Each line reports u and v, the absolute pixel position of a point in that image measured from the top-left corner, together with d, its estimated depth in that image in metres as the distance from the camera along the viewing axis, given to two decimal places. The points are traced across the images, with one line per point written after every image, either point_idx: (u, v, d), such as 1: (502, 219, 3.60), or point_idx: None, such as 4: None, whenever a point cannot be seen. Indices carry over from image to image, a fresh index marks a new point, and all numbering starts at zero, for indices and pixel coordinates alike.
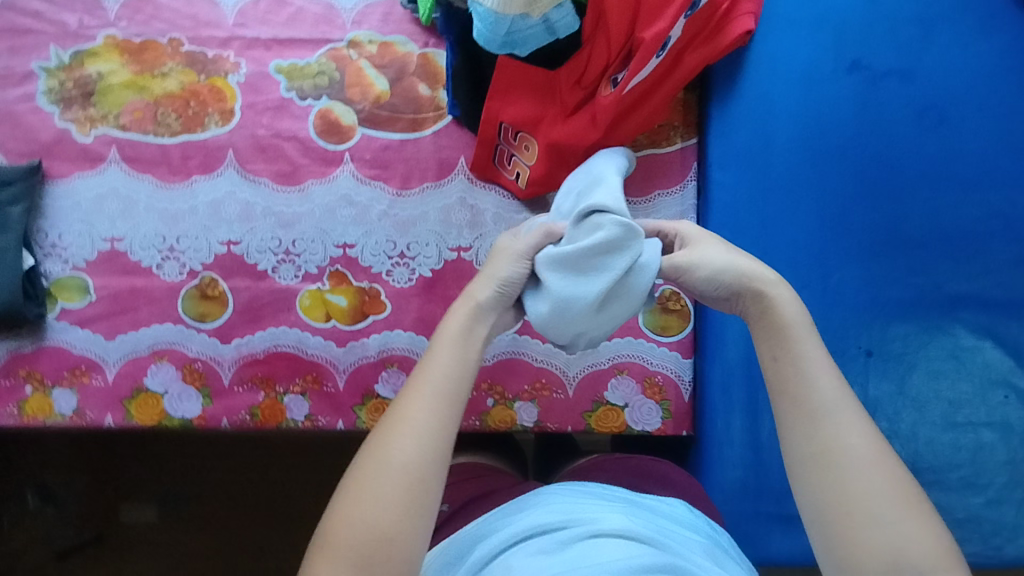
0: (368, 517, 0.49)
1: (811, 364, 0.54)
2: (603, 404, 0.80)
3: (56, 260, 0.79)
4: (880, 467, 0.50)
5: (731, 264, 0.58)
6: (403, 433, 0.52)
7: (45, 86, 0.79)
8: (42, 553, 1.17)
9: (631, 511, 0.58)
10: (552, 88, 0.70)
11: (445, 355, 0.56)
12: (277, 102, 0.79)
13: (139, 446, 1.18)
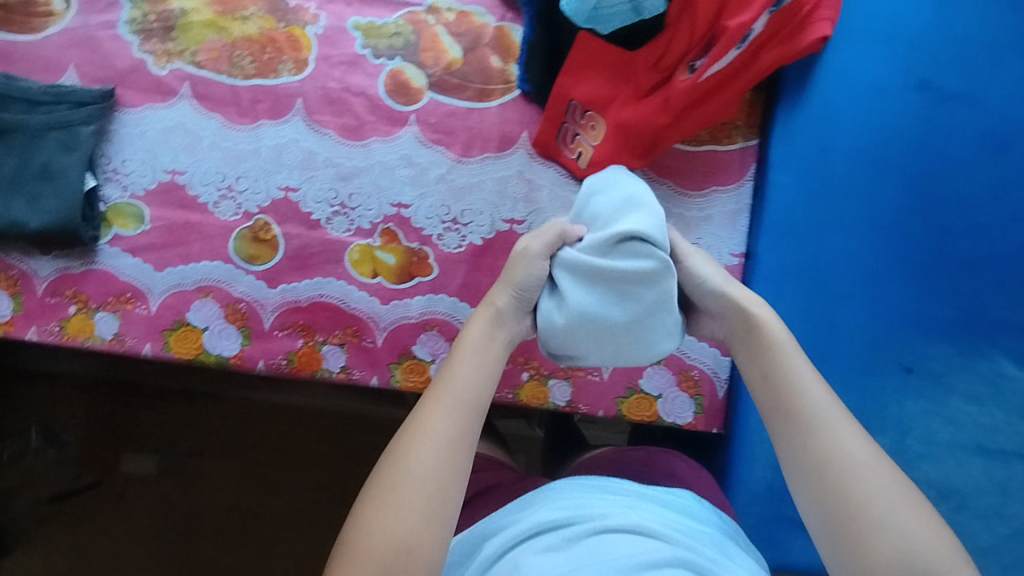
0: (389, 530, 0.49)
1: (803, 375, 0.57)
2: (637, 392, 0.81)
3: (116, 186, 0.80)
4: (878, 473, 0.51)
5: (714, 271, 0.65)
6: (424, 443, 0.53)
7: (128, 17, 0.80)
8: (40, 492, 1.16)
9: (646, 505, 0.59)
10: (628, 70, 0.71)
11: (467, 365, 0.58)
12: (351, 57, 0.80)
13: (147, 396, 1.17)
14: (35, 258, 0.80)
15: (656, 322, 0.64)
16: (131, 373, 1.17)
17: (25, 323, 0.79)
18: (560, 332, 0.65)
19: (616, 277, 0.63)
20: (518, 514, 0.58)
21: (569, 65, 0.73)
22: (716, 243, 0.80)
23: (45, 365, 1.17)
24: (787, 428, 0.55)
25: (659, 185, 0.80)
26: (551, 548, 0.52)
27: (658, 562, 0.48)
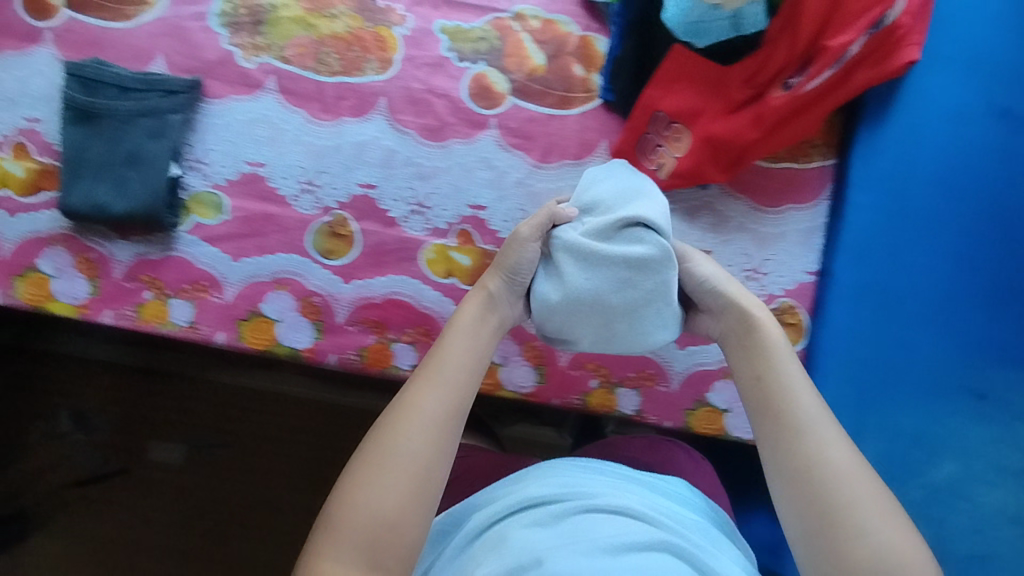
0: (372, 502, 0.53)
1: (787, 376, 0.60)
2: (705, 405, 0.81)
3: (197, 175, 0.80)
4: (855, 475, 0.55)
5: (714, 271, 0.67)
6: (412, 421, 0.57)
7: (219, 9, 0.81)
8: (63, 476, 1.17)
9: (638, 488, 0.62)
10: (720, 83, 0.71)
11: (455, 348, 0.62)
12: (436, 59, 0.81)
13: (177, 382, 1.18)
14: (114, 241, 0.80)
15: (651, 312, 0.68)
16: (160, 358, 1.18)
17: (101, 306, 0.80)
18: (556, 310, 0.68)
19: (616, 261, 0.67)
20: (511, 489, 0.61)
21: (660, 76, 0.73)
22: (789, 260, 0.81)
23: (76, 349, 1.17)
24: (773, 430, 0.58)
25: (734, 200, 0.81)
26: (539, 523, 0.55)
27: (642, 543, 0.52)
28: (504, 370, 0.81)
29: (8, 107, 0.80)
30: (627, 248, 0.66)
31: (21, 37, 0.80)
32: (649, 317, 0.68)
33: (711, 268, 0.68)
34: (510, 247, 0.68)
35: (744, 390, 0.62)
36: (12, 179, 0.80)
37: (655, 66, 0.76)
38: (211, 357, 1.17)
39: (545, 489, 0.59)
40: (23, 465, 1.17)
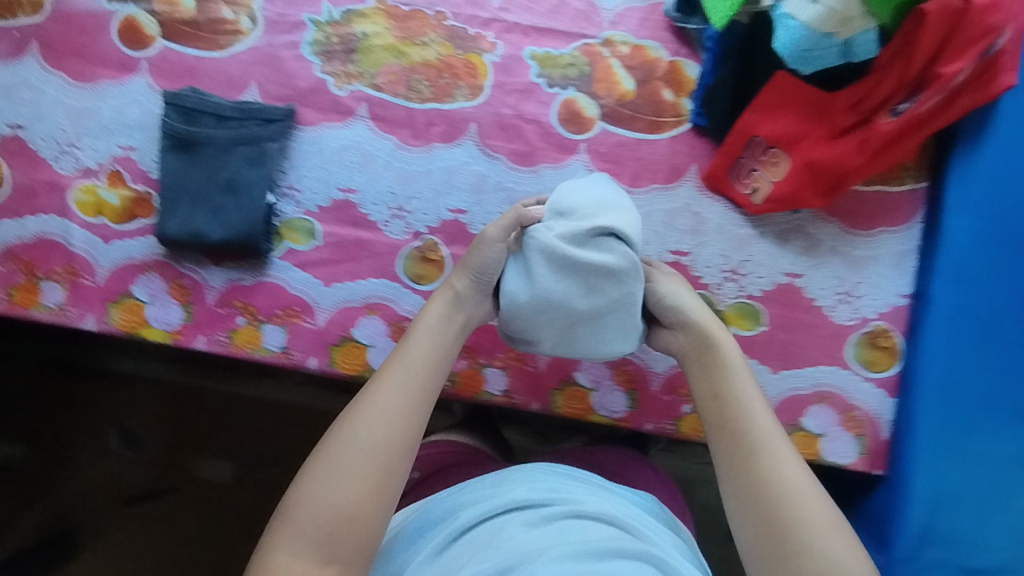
0: (330, 494, 0.56)
1: (741, 391, 0.64)
2: (799, 429, 0.80)
3: (290, 202, 0.81)
4: (802, 486, 0.58)
5: (677, 292, 0.71)
6: (370, 417, 0.60)
7: (312, 38, 0.81)
8: (112, 495, 1.17)
9: (612, 495, 0.65)
10: (823, 108, 0.71)
11: (417, 348, 0.65)
12: (526, 85, 0.81)
13: (226, 402, 1.17)
14: (206, 267, 0.81)
15: (616, 318, 0.71)
16: (208, 377, 1.18)
17: (195, 332, 0.80)
18: (523, 310, 0.70)
19: (586, 268, 0.68)
20: (494, 489, 0.63)
21: (760, 101, 0.74)
22: (882, 283, 0.81)
23: (126, 367, 1.18)
24: (731, 439, 0.62)
25: (825, 223, 0.81)
26: (533, 524, 0.57)
27: (618, 551, 0.54)
28: (595, 396, 0.81)
29: (103, 136, 0.81)
30: (596, 257, 0.68)
31: (116, 67, 0.81)
32: (614, 323, 0.71)
33: (681, 289, 0.71)
34: (483, 241, 0.69)
35: (703, 408, 0.66)
36: (108, 207, 0.81)
37: (754, 91, 0.75)
38: (260, 375, 1.16)
39: (531, 493, 0.62)
40: (71, 483, 1.17)
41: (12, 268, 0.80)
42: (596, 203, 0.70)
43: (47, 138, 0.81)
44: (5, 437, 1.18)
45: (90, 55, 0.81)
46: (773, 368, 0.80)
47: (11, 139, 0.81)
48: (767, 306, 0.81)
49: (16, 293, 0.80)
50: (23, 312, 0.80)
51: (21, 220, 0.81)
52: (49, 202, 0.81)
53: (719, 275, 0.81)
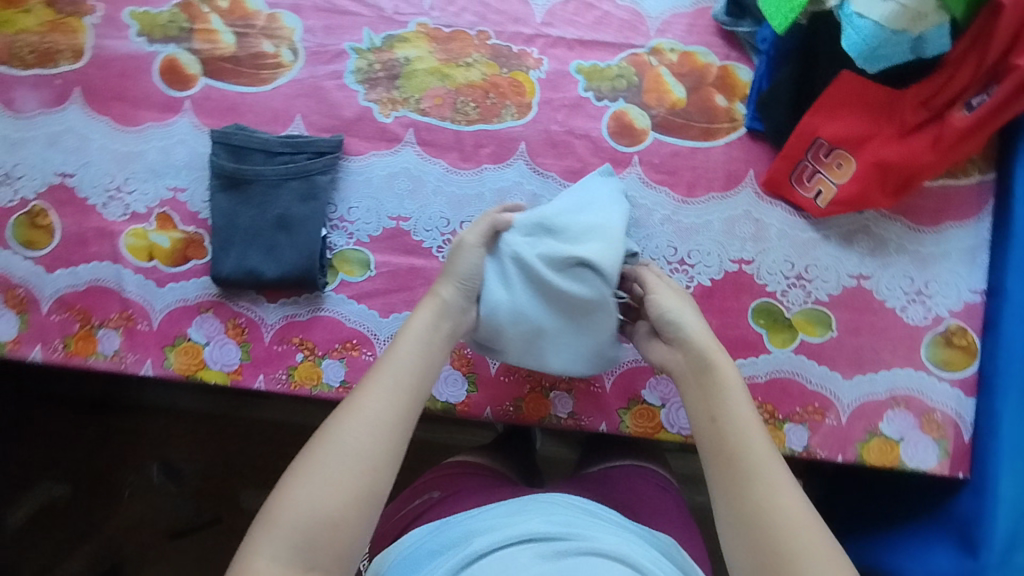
0: (314, 497, 0.54)
1: (738, 404, 0.61)
2: (877, 436, 0.77)
3: (342, 234, 0.80)
4: (799, 512, 0.54)
5: (677, 307, 0.67)
6: (355, 420, 0.57)
7: (355, 66, 0.82)
8: (156, 530, 1.15)
9: (628, 535, 0.62)
10: (890, 107, 0.70)
11: (404, 354, 0.62)
12: (574, 100, 0.80)
13: (268, 429, 1.16)
14: (262, 305, 0.79)
15: (586, 344, 0.72)
16: (247, 406, 1.17)
17: (254, 371, 0.78)
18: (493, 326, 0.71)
19: (557, 294, 0.69)
20: (509, 520, 0.61)
21: (821, 103, 0.72)
22: (954, 280, 0.78)
23: (166, 399, 1.17)
24: (727, 456, 0.58)
25: (890, 222, 0.79)
26: (541, 558, 0.54)
27: None
28: (664, 414, 0.78)
29: (151, 178, 0.81)
30: (568, 286, 0.68)
31: (161, 108, 0.82)
32: (586, 349, 0.72)
33: (685, 307, 0.68)
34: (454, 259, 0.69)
35: (698, 426, 0.62)
36: (159, 250, 0.80)
37: (815, 93, 0.75)
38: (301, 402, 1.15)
39: (545, 526, 0.58)
40: (117, 521, 1.15)
41: (68, 317, 0.79)
42: (580, 228, 0.70)
43: (95, 185, 0.81)
44: (48, 478, 1.15)
45: (133, 98, 0.82)
46: (845, 374, 0.78)
47: (60, 188, 0.81)
48: (835, 311, 0.79)
49: (73, 342, 0.79)
50: (80, 361, 0.79)
51: (74, 269, 0.80)
52: (101, 248, 0.80)
53: (784, 282, 0.79)
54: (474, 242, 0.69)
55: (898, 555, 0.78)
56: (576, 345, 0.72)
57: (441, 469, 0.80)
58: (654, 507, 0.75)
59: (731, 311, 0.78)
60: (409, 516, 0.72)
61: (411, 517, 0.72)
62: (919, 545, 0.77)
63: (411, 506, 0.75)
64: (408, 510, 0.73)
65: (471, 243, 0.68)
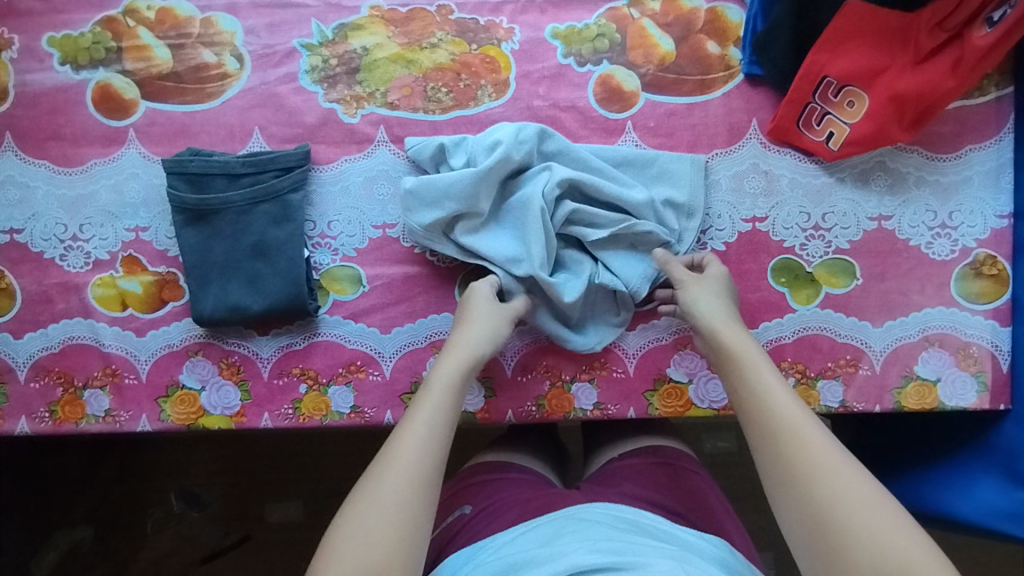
0: (357, 552, 0.49)
1: (765, 383, 0.57)
2: (914, 379, 0.72)
3: (326, 252, 0.74)
4: (856, 490, 0.48)
5: (699, 301, 0.65)
6: (394, 467, 0.53)
7: (308, 65, 0.74)
8: (184, 559, 1.10)
9: (686, 554, 0.58)
10: (903, 34, 0.67)
11: (437, 397, 0.59)
12: (555, 69, 0.74)
13: (281, 444, 1.12)
14: (254, 339, 0.74)
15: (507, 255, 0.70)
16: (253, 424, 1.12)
17: (258, 410, 0.73)
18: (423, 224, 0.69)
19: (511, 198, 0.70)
20: (548, 551, 0.57)
21: (828, 38, 0.68)
22: (980, 207, 0.73)
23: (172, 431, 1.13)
24: (766, 449, 0.54)
25: (907, 154, 0.74)
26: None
27: None
28: (692, 389, 0.73)
29: (107, 221, 0.74)
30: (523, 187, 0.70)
31: (102, 142, 0.74)
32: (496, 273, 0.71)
33: (701, 294, 0.66)
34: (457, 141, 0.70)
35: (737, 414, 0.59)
36: (132, 297, 0.74)
37: (818, 29, 0.70)
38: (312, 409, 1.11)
39: (590, 555, 0.55)
40: (141, 558, 1.09)
41: (48, 382, 0.74)
42: (587, 163, 0.71)
43: (48, 237, 0.74)
44: (68, 522, 1.08)
45: (71, 135, 0.74)
46: (875, 322, 0.73)
47: (12, 246, 0.74)
48: (858, 259, 0.74)
49: (59, 408, 0.73)
50: (71, 427, 0.73)
51: (45, 330, 0.74)
52: (68, 304, 0.74)
53: (802, 235, 0.74)
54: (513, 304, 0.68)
55: (943, 492, 0.74)
56: (493, 244, 0.70)
57: (465, 477, 0.76)
58: (703, 485, 0.73)
59: (750, 274, 0.74)
60: (441, 541, 0.68)
61: (444, 541, 0.68)
62: (962, 477, 0.74)
63: (442, 526, 0.70)
64: (440, 529, 0.70)
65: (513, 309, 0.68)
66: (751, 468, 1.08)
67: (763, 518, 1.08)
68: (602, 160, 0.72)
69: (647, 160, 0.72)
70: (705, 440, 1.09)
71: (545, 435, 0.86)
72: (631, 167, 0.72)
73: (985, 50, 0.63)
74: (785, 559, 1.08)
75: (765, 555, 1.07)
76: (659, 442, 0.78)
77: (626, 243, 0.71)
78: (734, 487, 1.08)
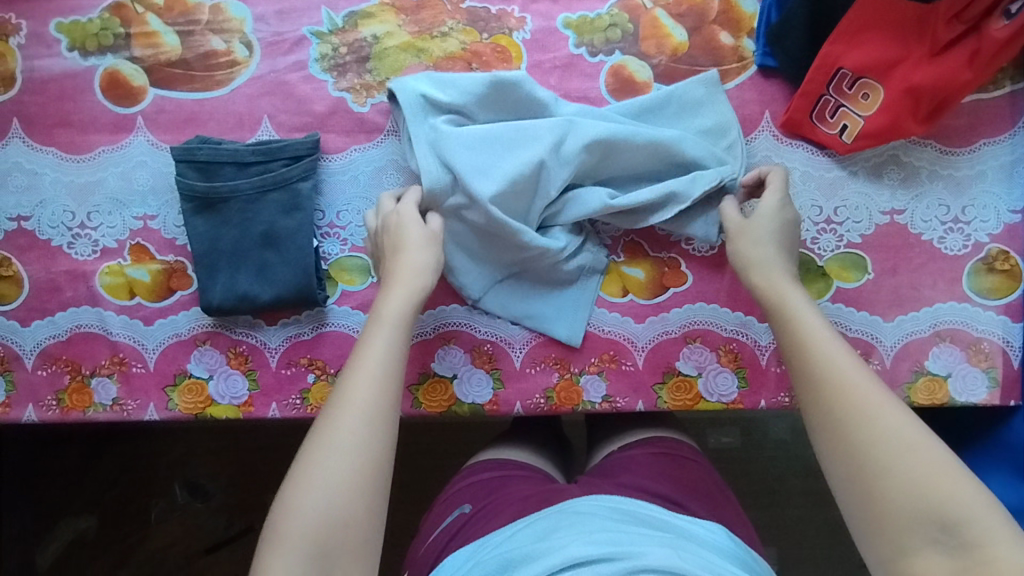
0: (321, 502, 0.49)
1: (815, 336, 0.57)
2: (925, 374, 0.72)
3: (335, 241, 0.73)
4: (901, 436, 0.49)
5: (746, 249, 0.65)
6: (348, 409, 0.53)
7: (318, 53, 0.74)
8: (188, 548, 1.10)
9: (686, 543, 0.58)
10: (921, 25, 0.66)
11: (385, 337, 0.58)
12: (566, 59, 0.74)
13: (285, 435, 1.12)
14: (262, 329, 0.73)
15: (482, 181, 0.66)
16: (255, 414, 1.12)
17: (265, 400, 0.73)
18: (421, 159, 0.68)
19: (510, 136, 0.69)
20: (545, 546, 0.57)
21: (844, 29, 0.68)
22: (993, 202, 0.72)
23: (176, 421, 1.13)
24: (814, 400, 0.54)
25: (920, 147, 0.73)
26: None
27: None
28: (702, 382, 0.73)
29: (115, 209, 0.74)
30: (531, 130, 0.69)
31: (111, 129, 0.74)
32: (470, 232, 0.71)
33: (751, 244, 0.66)
34: (482, 82, 0.69)
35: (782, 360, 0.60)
36: (140, 285, 0.73)
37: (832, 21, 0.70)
38: None
39: (588, 548, 0.55)
40: (145, 547, 1.10)
41: (56, 370, 0.73)
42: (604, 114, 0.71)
43: (56, 225, 0.74)
44: (70, 513, 1.09)
45: (79, 122, 0.74)
46: (886, 317, 0.73)
47: (19, 234, 0.74)
48: (870, 253, 0.73)
49: (66, 397, 0.73)
50: (79, 415, 0.73)
51: (52, 318, 0.73)
52: (76, 292, 0.74)
53: (814, 228, 0.73)
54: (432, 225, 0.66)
55: None
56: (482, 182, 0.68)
57: (469, 473, 0.76)
58: (709, 478, 0.73)
59: None
60: (443, 538, 0.68)
61: (446, 538, 0.68)
62: (970, 473, 0.74)
63: (445, 523, 0.71)
64: (440, 530, 0.70)
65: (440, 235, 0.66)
66: (756, 463, 1.08)
67: (767, 513, 1.08)
68: (621, 114, 0.72)
69: (664, 101, 0.72)
70: (710, 435, 1.09)
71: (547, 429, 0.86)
72: (649, 117, 0.72)
73: (1003, 41, 0.63)
74: (789, 555, 1.07)
75: (769, 550, 1.07)
76: (662, 434, 0.77)
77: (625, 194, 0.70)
78: (739, 482, 1.08)
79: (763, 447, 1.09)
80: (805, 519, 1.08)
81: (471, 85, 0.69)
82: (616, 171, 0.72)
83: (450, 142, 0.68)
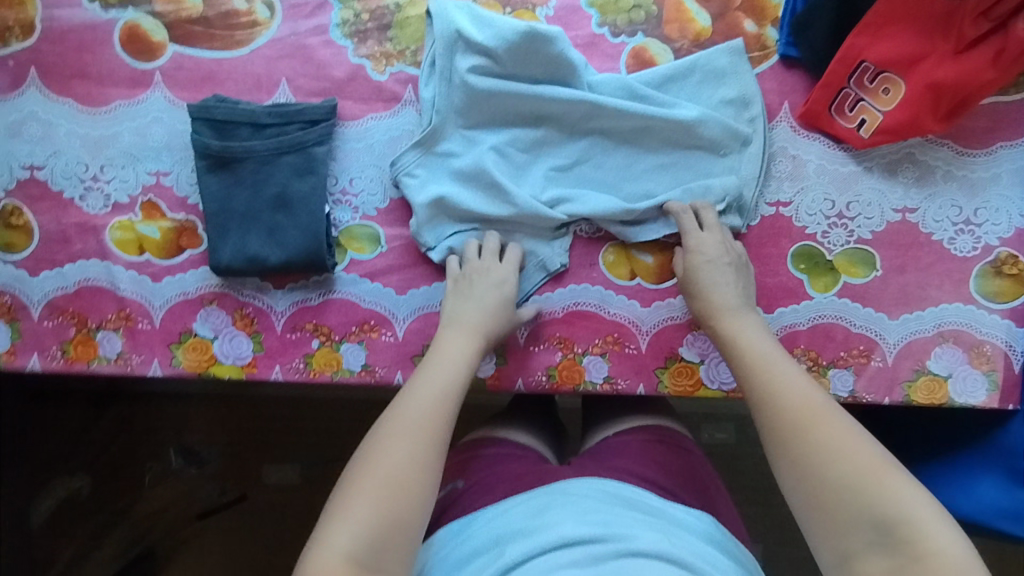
0: (384, 488, 0.51)
1: (770, 355, 0.60)
2: (926, 373, 0.72)
3: (346, 209, 0.74)
4: (848, 443, 0.51)
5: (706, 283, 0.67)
6: (402, 426, 0.56)
7: (340, 18, 0.74)
8: (177, 515, 1.09)
9: (675, 529, 0.59)
10: (947, 22, 0.65)
11: (446, 362, 0.62)
12: (588, 38, 0.75)
13: (281, 406, 1.12)
14: (270, 292, 0.74)
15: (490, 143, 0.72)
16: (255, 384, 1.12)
17: (269, 363, 0.73)
18: (440, 103, 0.71)
19: (523, 98, 0.71)
20: (537, 522, 0.57)
21: (868, 23, 0.68)
22: (1006, 205, 0.72)
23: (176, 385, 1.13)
24: (769, 410, 0.56)
25: (937, 147, 0.73)
26: (577, 565, 0.52)
27: None
28: (704, 369, 0.73)
29: (129, 163, 0.74)
30: (548, 91, 0.71)
31: (128, 83, 0.74)
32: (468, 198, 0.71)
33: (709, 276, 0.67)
34: (517, 29, 0.69)
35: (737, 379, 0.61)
36: (149, 242, 0.73)
37: (857, 13, 0.70)
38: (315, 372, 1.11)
39: (581, 527, 0.55)
40: (138, 509, 1.10)
41: (62, 322, 0.73)
42: (624, 81, 0.72)
43: (69, 176, 0.74)
44: (66, 471, 1.10)
45: (96, 74, 0.74)
46: (891, 314, 0.73)
47: (32, 183, 0.74)
48: (879, 250, 0.73)
49: (71, 348, 0.73)
50: (82, 368, 0.73)
51: (61, 269, 0.74)
52: (86, 245, 0.74)
53: (825, 222, 0.73)
54: (508, 259, 0.71)
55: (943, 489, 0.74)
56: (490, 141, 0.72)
57: (463, 451, 0.76)
58: (701, 469, 0.74)
59: (770, 258, 0.74)
60: (435, 512, 0.70)
61: (437, 513, 0.69)
62: (963, 476, 0.74)
63: (435, 498, 0.72)
64: (432, 504, 0.70)
65: (512, 266, 0.71)
66: (749, 460, 1.09)
67: (757, 510, 1.08)
68: (644, 82, 0.73)
69: (689, 68, 0.73)
70: (704, 430, 1.09)
71: (544, 410, 0.86)
72: (673, 84, 0.73)
73: None
74: (774, 552, 1.08)
75: (756, 546, 1.08)
76: (656, 422, 0.78)
77: (628, 163, 0.73)
78: (730, 477, 1.09)
79: (756, 444, 1.09)
80: (793, 517, 1.08)
81: (507, 29, 0.69)
82: (631, 145, 0.73)
83: (468, 91, 0.71)
